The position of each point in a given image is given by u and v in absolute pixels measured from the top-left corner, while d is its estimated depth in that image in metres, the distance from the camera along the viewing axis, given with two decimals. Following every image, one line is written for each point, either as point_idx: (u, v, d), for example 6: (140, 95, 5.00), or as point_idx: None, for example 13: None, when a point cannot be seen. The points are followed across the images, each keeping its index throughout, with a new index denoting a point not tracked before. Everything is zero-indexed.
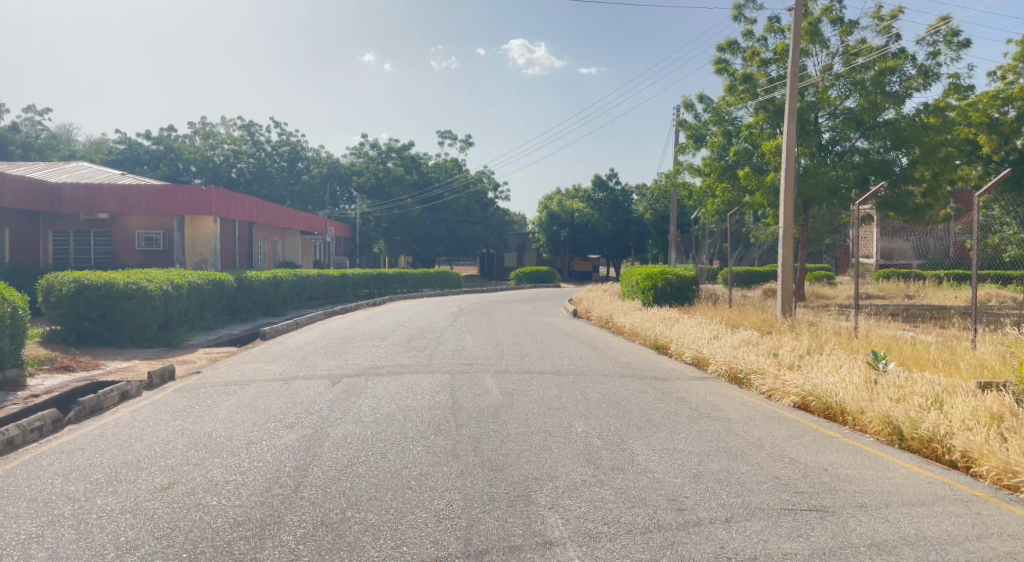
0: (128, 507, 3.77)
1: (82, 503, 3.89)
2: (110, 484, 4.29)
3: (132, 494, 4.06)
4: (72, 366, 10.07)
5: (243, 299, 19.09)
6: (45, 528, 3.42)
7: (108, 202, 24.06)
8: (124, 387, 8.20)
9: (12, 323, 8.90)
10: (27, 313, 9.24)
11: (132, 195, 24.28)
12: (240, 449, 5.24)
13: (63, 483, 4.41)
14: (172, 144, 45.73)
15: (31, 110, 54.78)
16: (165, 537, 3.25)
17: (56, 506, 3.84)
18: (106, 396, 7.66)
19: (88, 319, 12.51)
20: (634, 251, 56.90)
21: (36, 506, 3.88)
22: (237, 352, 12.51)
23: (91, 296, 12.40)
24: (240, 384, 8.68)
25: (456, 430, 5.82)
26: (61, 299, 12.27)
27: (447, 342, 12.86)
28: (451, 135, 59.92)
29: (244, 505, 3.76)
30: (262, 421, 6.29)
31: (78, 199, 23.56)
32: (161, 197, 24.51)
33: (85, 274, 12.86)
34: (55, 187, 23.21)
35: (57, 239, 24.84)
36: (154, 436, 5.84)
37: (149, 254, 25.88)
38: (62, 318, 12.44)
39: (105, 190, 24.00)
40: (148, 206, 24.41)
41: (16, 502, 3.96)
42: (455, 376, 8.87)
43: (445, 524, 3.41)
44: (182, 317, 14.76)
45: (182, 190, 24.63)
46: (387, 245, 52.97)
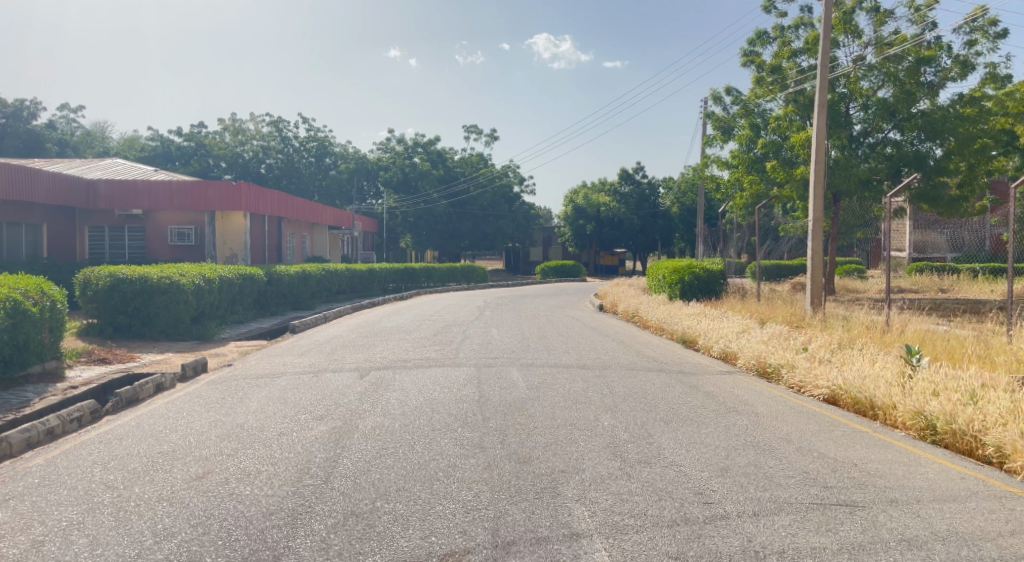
0: (164, 495, 3.92)
1: (120, 491, 4.04)
2: (147, 473, 4.45)
3: (168, 483, 4.19)
4: (108, 358, 10.42)
5: (273, 292, 19.42)
6: (85, 515, 3.57)
7: (142, 198, 24.69)
8: (158, 379, 8.48)
9: (52, 318, 9.27)
10: (66, 307, 9.61)
11: (165, 191, 24.89)
12: (271, 440, 5.37)
13: (102, 471, 4.60)
14: (202, 140, 46.78)
15: (66, 109, 55.77)
16: (200, 525, 3.37)
17: (96, 494, 4.00)
18: (141, 387, 7.93)
19: (122, 312, 12.92)
20: (661, 245, 56.63)
21: (77, 493, 4.05)
22: (267, 346, 12.73)
23: (125, 290, 12.78)
24: (270, 377, 8.87)
25: (483, 422, 5.88)
26: (97, 293, 12.76)
27: (474, 335, 12.96)
28: (476, 129, 60.03)
29: (276, 495, 3.87)
30: (293, 414, 6.43)
31: (113, 195, 24.12)
32: (193, 192, 25.04)
33: (121, 268, 13.25)
34: (90, 184, 23.77)
35: (93, 235, 25.56)
36: (188, 427, 6.02)
37: (182, 249, 26.57)
38: (98, 311, 12.92)
39: (139, 186, 24.61)
40: (179, 202, 24.95)
41: (58, 490, 4.13)
42: (481, 369, 8.98)
43: (473, 515, 3.47)
44: (213, 310, 15.14)
45: (212, 185, 25.22)
46: (414, 239, 53.17)
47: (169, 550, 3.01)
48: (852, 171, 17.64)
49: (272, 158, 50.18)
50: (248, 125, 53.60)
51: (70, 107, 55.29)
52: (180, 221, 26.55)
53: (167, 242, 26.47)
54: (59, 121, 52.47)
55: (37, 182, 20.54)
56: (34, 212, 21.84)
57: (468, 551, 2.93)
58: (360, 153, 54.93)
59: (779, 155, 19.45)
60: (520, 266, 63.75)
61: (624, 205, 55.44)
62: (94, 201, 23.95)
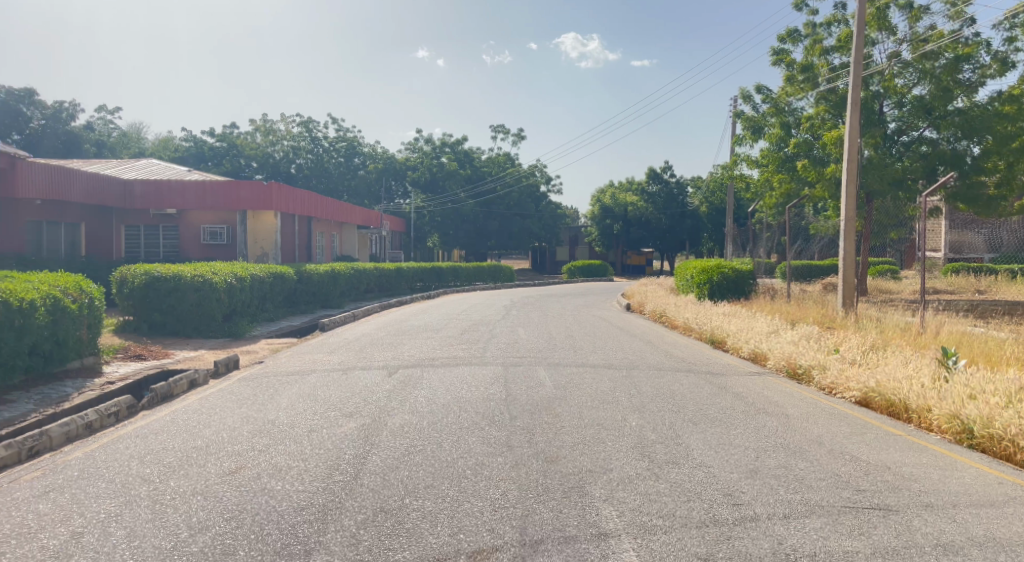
0: (198, 489, 4.03)
1: (156, 485, 4.18)
2: (181, 468, 4.59)
3: (202, 478, 4.33)
4: (143, 355, 10.75)
5: (302, 290, 19.78)
6: (122, 508, 3.71)
7: (176, 198, 25.42)
8: (192, 375, 8.72)
9: (90, 314, 9.58)
10: (103, 304, 9.93)
11: (199, 192, 25.59)
12: (302, 436, 5.49)
13: (138, 465, 4.76)
14: (234, 141, 47.94)
15: (103, 109, 56.96)
16: (233, 518, 3.46)
17: (132, 487, 4.15)
18: (175, 383, 8.17)
19: (157, 310, 13.29)
20: (689, 245, 56.08)
21: (114, 486, 4.21)
22: (297, 343, 12.98)
23: (160, 288, 13.11)
24: (300, 373, 9.05)
25: (511, 421, 5.91)
26: (133, 291, 13.12)
27: (500, 335, 12.99)
28: (504, 129, 60.12)
29: (307, 491, 3.96)
30: (323, 410, 6.55)
31: (148, 195, 24.96)
32: (226, 193, 25.69)
33: (156, 267, 13.58)
34: (126, 184, 24.63)
35: (129, 233, 26.28)
36: (221, 423, 6.18)
37: (215, 249, 26.98)
38: (134, 308, 13.30)
39: (174, 187, 25.35)
40: (213, 202, 25.66)
41: (96, 483, 4.29)
42: (508, 367, 9.00)
43: (501, 513, 3.50)
44: (244, 308, 15.46)
45: (245, 186, 25.86)
46: (442, 238, 53.55)
47: (204, 542, 3.11)
48: (886, 170, 17.18)
49: (302, 158, 51.07)
50: (279, 125, 54.55)
51: (107, 109, 56.36)
52: (214, 221, 26.98)
53: (201, 242, 27.05)
54: (96, 121, 53.60)
55: (77, 183, 21.41)
56: (75, 211, 22.83)
57: (497, 549, 2.96)
58: (389, 153, 55.37)
59: (810, 155, 19.04)
60: (547, 265, 63.72)
61: (652, 204, 54.87)
62: (131, 201, 24.84)
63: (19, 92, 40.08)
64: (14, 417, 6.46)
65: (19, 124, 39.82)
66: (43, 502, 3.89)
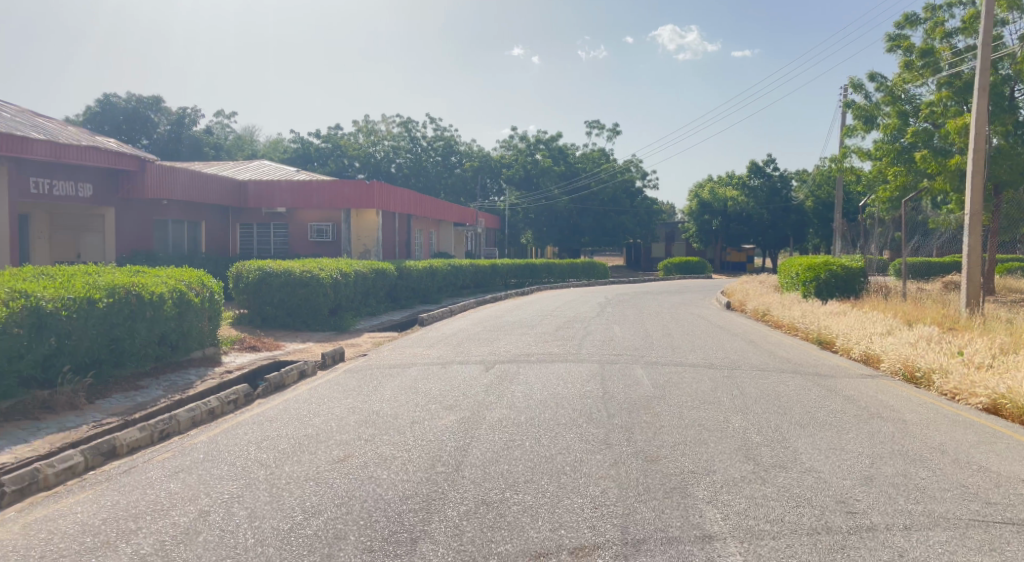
0: (312, 475, 4.40)
1: (274, 469, 4.60)
2: (296, 454, 5.01)
3: (314, 464, 4.70)
4: (257, 345, 11.76)
5: (402, 286, 20.71)
6: (243, 490, 4.11)
7: (286, 197, 27.10)
8: (302, 365, 9.45)
9: (211, 306, 10.59)
10: (222, 297, 10.95)
11: (307, 191, 27.10)
12: (405, 427, 5.81)
13: (257, 449, 5.25)
14: (338, 142, 50.61)
15: (222, 113, 61.79)
16: (344, 504, 3.75)
17: (254, 470, 4.59)
18: (287, 374, 8.88)
19: (269, 303, 14.47)
20: (793, 241, 53.10)
21: (236, 469, 4.67)
22: (398, 337, 13.65)
23: (272, 283, 14.29)
24: (402, 366, 9.54)
25: (608, 419, 5.92)
26: (248, 285, 14.40)
27: (596, 332, 12.93)
28: (598, 125, 59.54)
29: (412, 480, 4.20)
30: (424, 403, 6.88)
31: (261, 195, 26.94)
32: (331, 192, 27.07)
33: (268, 263, 14.77)
34: (242, 184, 26.74)
35: (244, 231, 28.14)
36: (330, 412, 6.66)
37: (322, 246, 28.84)
38: (249, 302, 14.54)
39: (284, 187, 27.06)
40: (319, 201, 27.12)
41: (221, 465, 4.78)
42: (604, 365, 8.99)
43: (602, 510, 3.54)
44: (349, 303, 16.36)
45: (348, 185, 27.17)
46: (535, 235, 53.98)
47: (317, 526, 3.39)
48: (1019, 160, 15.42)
49: (401, 157, 53.02)
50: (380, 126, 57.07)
51: (223, 115, 61.24)
52: (320, 218, 28.81)
53: (309, 239, 28.82)
54: (215, 125, 58.22)
55: (198, 186, 23.47)
56: (197, 209, 24.94)
57: (598, 546, 3.02)
58: (484, 151, 56.27)
59: (929, 145, 17.40)
60: (642, 262, 62.48)
61: (753, 200, 52.23)
62: (244, 198, 26.89)
63: (150, 100, 44.53)
64: (147, 401, 7.37)
65: (147, 129, 44.42)
66: (174, 482, 4.39)
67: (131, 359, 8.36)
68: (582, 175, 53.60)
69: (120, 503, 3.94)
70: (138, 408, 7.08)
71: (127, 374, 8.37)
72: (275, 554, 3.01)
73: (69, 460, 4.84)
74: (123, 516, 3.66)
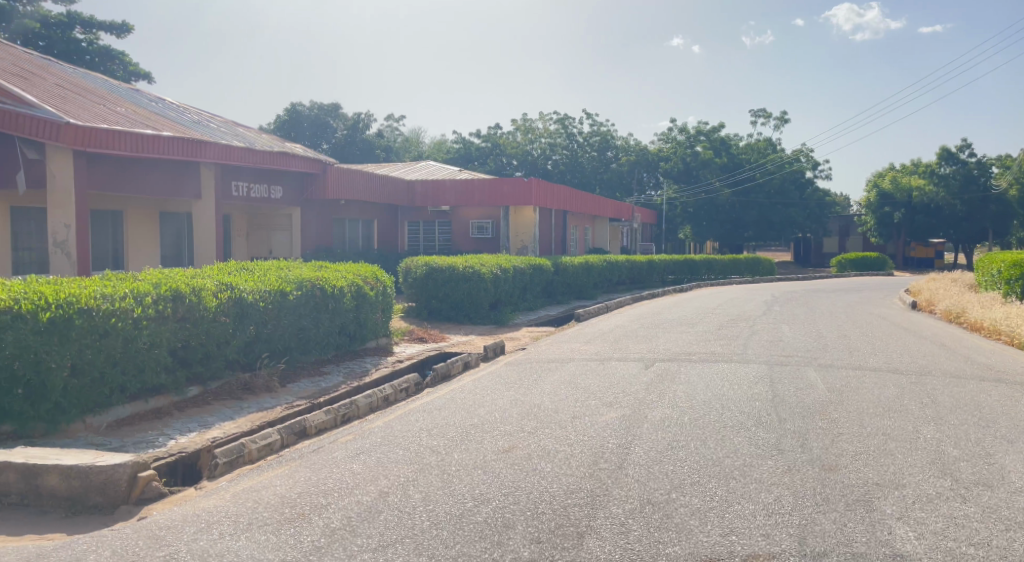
0: (480, 463, 4.77)
1: (445, 456, 5.06)
2: (464, 442, 5.45)
3: (481, 453, 5.08)
4: (425, 338, 12.83)
5: (559, 282, 21.12)
6: (418, 474, 4.58)
7: (450, 194, 28.95)
8: (466, 357, 10.16)
9: (383, 299, 11.70)
10: (393, 291, 12.03)
11: (469, 189, 28.76)
12: (566, 421, 6.02)
13: (428, 436, 5.78)
14: (498, 141, 51.60)
15: (391, 119, 66.42)
16: (511, 493, 4.04)
17: (427, 456, 5.08)
18: (452, 365, 9.63)
19: (435, 296, 15.60)
20: (992, 235, 45.31)
21: (411, 453, 5.20)
22: (555, 332, 14.03)
23: (438, 277, 15.46)
24: (560, 361, 9.83)
25: (779, 423, 5.62)
26: (416, 280, 15.71)
27: (762, 331, 12.16)
28: (763, 114, 55.89)
29: (575, 475, 4.39)
30: (584, 398, 7.06)
31: (428, 193, 29.05)
32: (492, 189, 28.54)
33: (434, 259, 15.98)
34: (410, 184, 28.96)
35: (410, 230, 30.28)
36: (494, 403, 7.11)
37: (482, 242, 30.27)
38: (417, 295, 15.79)
39: (448, 185, 28.92)
40: (480, 197, 28.63)
41: (398, 449, 5.36)
42: (773, 367, 8.48)
43: (776, 519, 3.43)
44: (508, 298, 17.01)
45: (508, 182, 28.42)
46: (693, 230, 51.82)
47: (487, 513, 3.69)
48: None
49: (558, 154, 52.72)
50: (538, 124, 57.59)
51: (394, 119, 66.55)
52: (481, 215, 30.23)
53: (469, 235, 30.35)
54: (387, 129, 62.32)
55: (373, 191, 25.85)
56: (371, 207, 27.57)
57: (774, 556, 2.95)
58: (641, 145, 55.21)
59: None
60: (811, 258, 56.80)
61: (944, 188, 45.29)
62: (413, 197, 29.09)
63: (328, 108, 50.53)
64: (330, 387, 8.40)
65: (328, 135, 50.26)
66: (356, 463, 5.00)
67: (316, 347, 9.55)
68: (746, 166, 50.71)
69: (311, 480, 4.59)
70: (322, 392, 8.12)
71: (311, 360, 9.58)
72: (450, 536, 3.34)
73: (268, 438, 5.69)
74: (315, 492, 4.27)
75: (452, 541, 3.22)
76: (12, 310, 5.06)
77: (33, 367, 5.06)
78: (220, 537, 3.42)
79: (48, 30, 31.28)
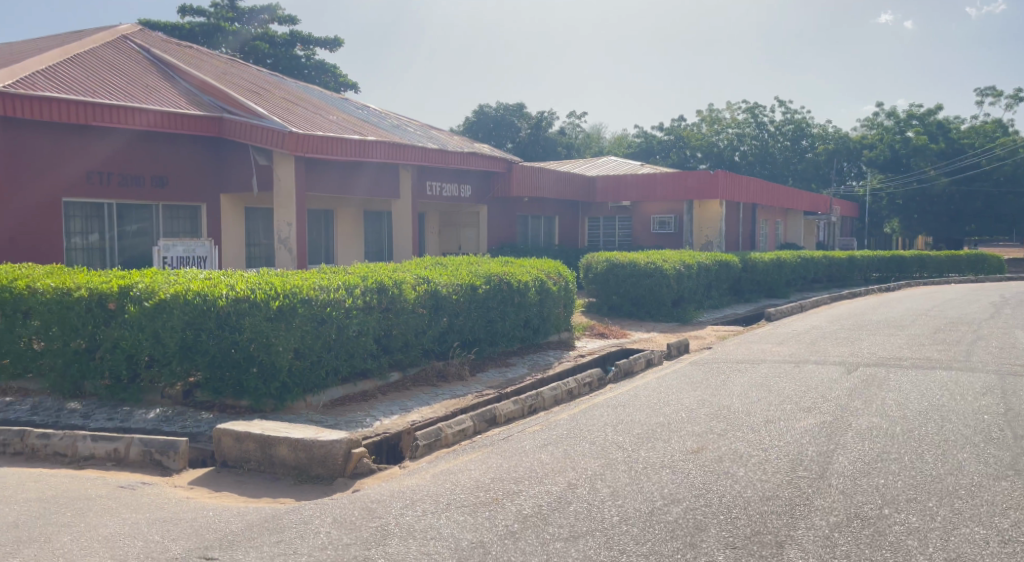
0: (669, 463, 5.01)
1: (631, 452, 5.37)
2: (650, 440, 5.71)
3: (668, 452, 5.31)
4: (605, 333, 13.20)
5: (746, 279, 20.01)
6: (604, 469, 4.96)
7: (631, 190, 28.95)
8: (649, 354, 10.32)
9: (565, 294, 12.28)
10: (575, 286, 12.55)
11: (652, 183, 28.50)
12: (760, 426, 5.96)
13: (613, 432, 6.13)
14: (681, 133, 50.25)
15: (574, 114, 67.59)
16: (702, 496, 4.22)
17: (613, 451, 5.44)
18: (635, 361, 9.87)
19: (616, 293, 15.84)
20: None
21: (597, 448, 5.60)
22: (743, 331, 13.46)
23: (619, 273, 15.67)
24: (750, 362, 9.53)
25: (1015, 441, 5.00)
26: (597, 276, 16.08)
27: (995, 337, 10.50)
28: (992, 91, 47.56)
29: (771, 482, 4.42)
30: (779, 402, 6.86)
31: (609, 189, 29.27)
32: (675, 183, 27.96)
33: (615, 255, 16.20)
34: (592, 180, 29.31)
35: (591, 225, 30.94)
36: (680, 402, 7.24)
37: (664, 237, 29.61)
38: (598, 291, 16.18)
39: (630, 180, 28.92)
40: (662, 191, 28.28)
41: (583, 443, 5.80)
42: (1007, 377, 7.39)
43: (1013, 548, 3.20)
44: (692, 295, 16.59)
45: (693, 175, 27.66)
46: (902, 223, 45.60)
47: (676, 514, 3.93)
48: None
49: (746, 144, 49.54)
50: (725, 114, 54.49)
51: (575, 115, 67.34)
52: (663, 210, 29.58)
53: (651, 231, 29.87)
54: (569, 126, 63.74)
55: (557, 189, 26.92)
56: (552, 204, 28.60)
57: None
58: (841, 132, 49.84)
59: None
60: None
61: None
62: (594, 193, 29.45)
63: (514, 109, 52.67)
64: (515, 378, 9.16)
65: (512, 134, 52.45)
66: (544, 454, 5.53)
67: (502, 339, 10.44)
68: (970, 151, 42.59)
69: (502, 467, 5.20)
70: (509, 383, 8.91)
71: (498, 352, 10.50)
72: (639, 533, 3.65)
73: (461, 424, 6.47)
74: (506, 479, 4.83)
75: (643, 539, 3.52)
76: (251, 298, 6.43)
77: (265, 349, 6.40)
78: (423, 515, 4.06)
79: (275, 49, 37.69)
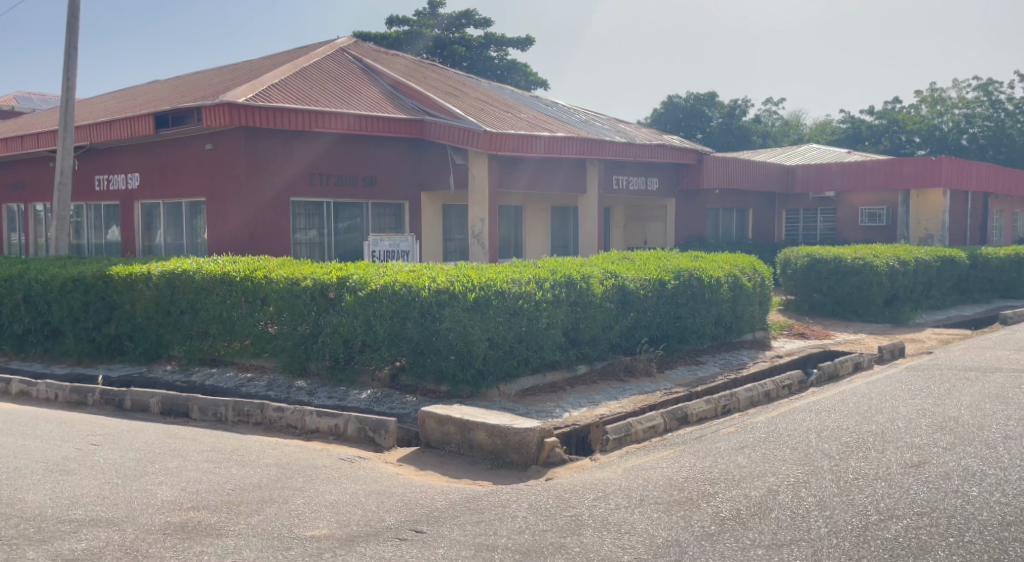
0: (886, 475, 5.06)
1: (840, 461, 5.49)
2: (862, 450, 5.75)
3: (884, 464, 5.33)
4: (805, 333, 12.66)
5: (976, 278, 17.35)
6: (809, 477, 5.17)
7: (836, 179, 26.45)
8: (858, 358, 9.85)
9: (761, 292, 12.11)
10: (771, 283, 12.29)
11: (860, 172, 25.61)
12: (995, 441, 5.65)
13: (819, 438, 6.21)
14: (894, 116, 43.42)
15: (771, 102, 62.83)
16: (924, 514, 4.22)
17: (818, 459, 5.61)
18: (842, 365, 9.51)
19: (817, 290, 14.88)
20: None
21: (802, 454, 5.79)
22: (972, 335, 11.93)
23: (821, 269, 14.74)
24: (984, 370, 8.64)
25: None
26: (795, 273, 15.23)
27: None
28: None
29: (1012, 505, 4.30)
30: (1018, 417, 6.33)
31: (809, 179, 26.96)
32: (888, 171, 24.81)
33: (816, 249, 15.31)
34: (790, 169, 27.29)
35: (789, 217, 28.81)
36: (896, 410, 7.00)
37: (874, 230, 26.68)
38: (796, 290, 15.34)
39: (834, 169, 26.47)
40: (872, 181, 25.30)
41: (785, 448, 6.02)
42: None
43: None
44: (909, 294, 15.01)
45: (909, 162, 24.47)
46: None
47: (895, 531, 3.95)
48: None
49: (977, 126, 41.57)
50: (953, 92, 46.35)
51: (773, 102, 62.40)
52: (873, 202, 26.64)
53: (859, 223, 26.98)
54: (765, 114, 59.56)
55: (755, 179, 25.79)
56: (744, 196, 27.28)
57: None
58: None
59: None
60: None
61: None
62: (792, 184, 27.36)
63: (706, 98, 50.50)
64: (707, 376, 9.42)
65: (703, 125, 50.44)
66: (742, 456, 5.88)
67: (693, 336, 10.70)
68: None
69: (695, 466, 5.69)
70: (700, 381, 9.22)
71: (689, 348, 10.80)
72: (851, 547, 3.70)
73: (652, 421, 7.04)
74: (699, 479, 5.30)
75: (856, 554, 3.56)
76: (451, 290, 7.68)
77: (461, 337, 7.58)
78: (615, 508, 4.60)
79: (472, 52, 41.07)
